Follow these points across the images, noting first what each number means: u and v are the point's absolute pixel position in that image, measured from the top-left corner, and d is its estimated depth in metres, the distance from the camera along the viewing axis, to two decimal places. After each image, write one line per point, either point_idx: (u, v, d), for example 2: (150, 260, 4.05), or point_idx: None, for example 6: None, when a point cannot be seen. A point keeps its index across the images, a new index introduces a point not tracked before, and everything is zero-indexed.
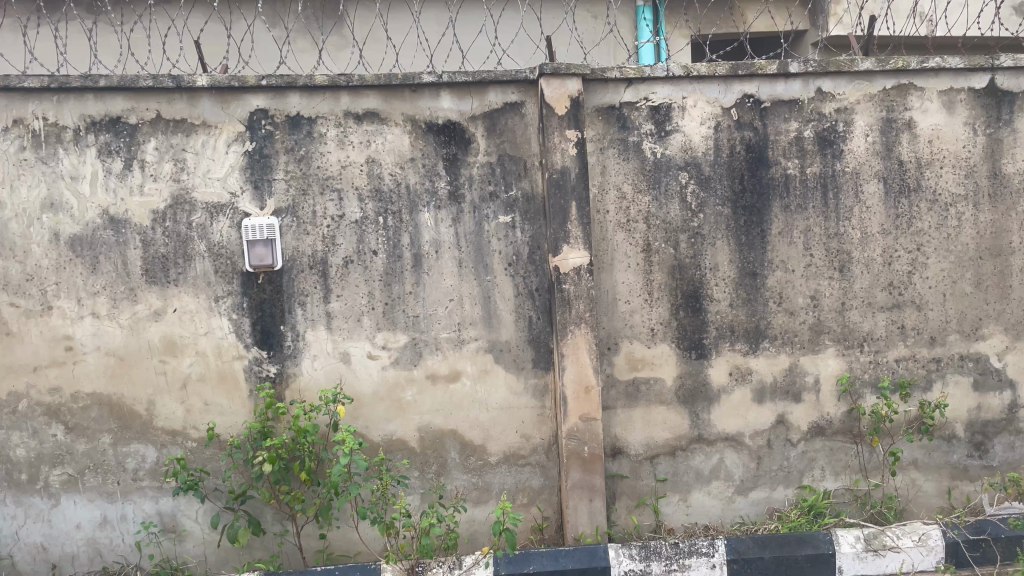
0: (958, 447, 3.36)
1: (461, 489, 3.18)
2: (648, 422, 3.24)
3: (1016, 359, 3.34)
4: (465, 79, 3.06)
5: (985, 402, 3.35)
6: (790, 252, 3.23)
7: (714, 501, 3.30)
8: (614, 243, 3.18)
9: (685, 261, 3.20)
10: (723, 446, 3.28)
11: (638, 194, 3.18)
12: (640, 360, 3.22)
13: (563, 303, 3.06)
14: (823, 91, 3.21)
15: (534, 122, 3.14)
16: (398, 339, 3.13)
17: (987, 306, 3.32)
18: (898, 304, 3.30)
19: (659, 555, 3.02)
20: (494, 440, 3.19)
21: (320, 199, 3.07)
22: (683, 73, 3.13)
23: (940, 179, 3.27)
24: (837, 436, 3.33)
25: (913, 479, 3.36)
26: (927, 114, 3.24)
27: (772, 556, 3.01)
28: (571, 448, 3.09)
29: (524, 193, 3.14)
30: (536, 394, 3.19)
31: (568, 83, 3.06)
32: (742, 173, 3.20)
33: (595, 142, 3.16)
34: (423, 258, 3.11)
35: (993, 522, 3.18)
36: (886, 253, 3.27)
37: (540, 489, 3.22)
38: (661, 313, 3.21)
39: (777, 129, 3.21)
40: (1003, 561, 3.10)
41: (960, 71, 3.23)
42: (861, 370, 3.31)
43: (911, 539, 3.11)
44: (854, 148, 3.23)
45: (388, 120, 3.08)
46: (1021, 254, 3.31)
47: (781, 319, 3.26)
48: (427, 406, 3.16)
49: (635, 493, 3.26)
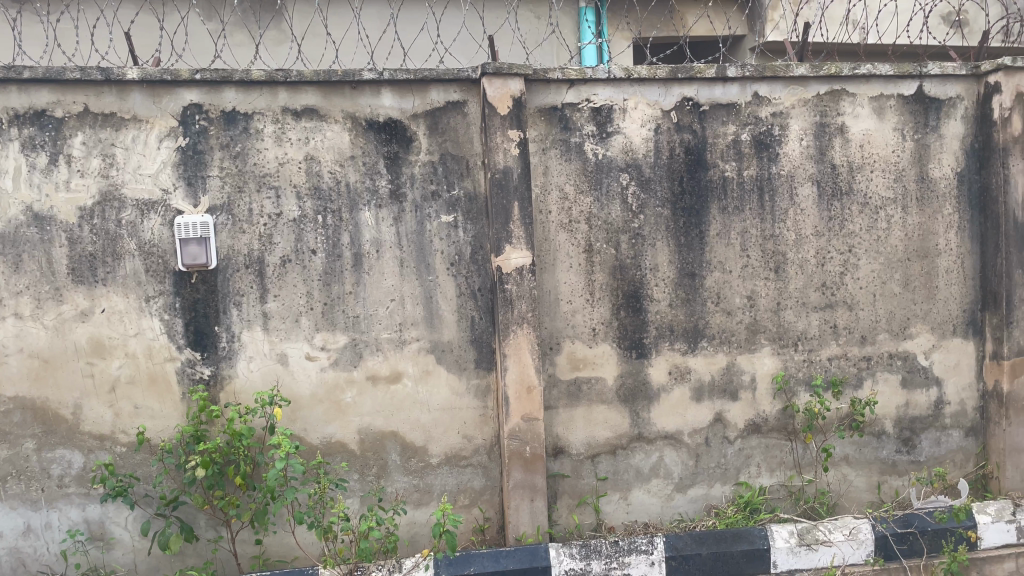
0: (887, 442, 3.46)
1: (402, 491, 3.14)
2: (589, 421, 3.26)
3: (941, 357, 3.46)
4: (406, 76, 3.03)
5: (913, 399, 3.46)
6: (728, 253, 3.29)
7: (654, 499, 3.33)
8: (556, 243, 3.19)
9: (626, 262, 3.23)
10: (662, 444, 3.32)
11: (580, 195, 3.20)
12: (582, 360, 3.23)
13: (506, 303, 3.05)
14: (760, 95, 3.28)
15: (477, 121, 3.12)
16: (338, 339, 3.08)
17: (915, 306, 3.43)
18: (831, 304, 3.38)
19: (599, 553, 3.05)
20: (435, 441, 3.16)
21: (256, 197, 3.00)
22: (624, 75, 3.15)
23: (871, 182, 3.37)
24: (772, 433, 3.40)
25: (844, 474, 3.45)
26: (858, 119, 3.34)
27: (709, 552, 3.10)
28: (513, 448, 3.08)
29: (466, 193, 3.13)
30: (478, 394, 3.18)
31: (511, 82, 3.05)
32: (681, 174, 3.24)
33: (538, 143, 3.16)
34: (363, 258, 3.07)
35: (920, 514, 3.30)
36: (820, 255, 3.36)
37: (481, 490, 3.20)
38: (602, 313, 3.23)
39: (715, 132, 3.26)
40: (929, 552, 3.26)
41: (889, 78, 3.33)
42: (795, 369, 3.38)
43: (842, 533, 3.22)
44: (789, 151, 3.31)
45: (328, 116, 3.03)
46: (946, 256, 3.44)
47: (718, 319, 3.31)
48: (367, 407, 3.11)
49: (576, 493, 3.27)
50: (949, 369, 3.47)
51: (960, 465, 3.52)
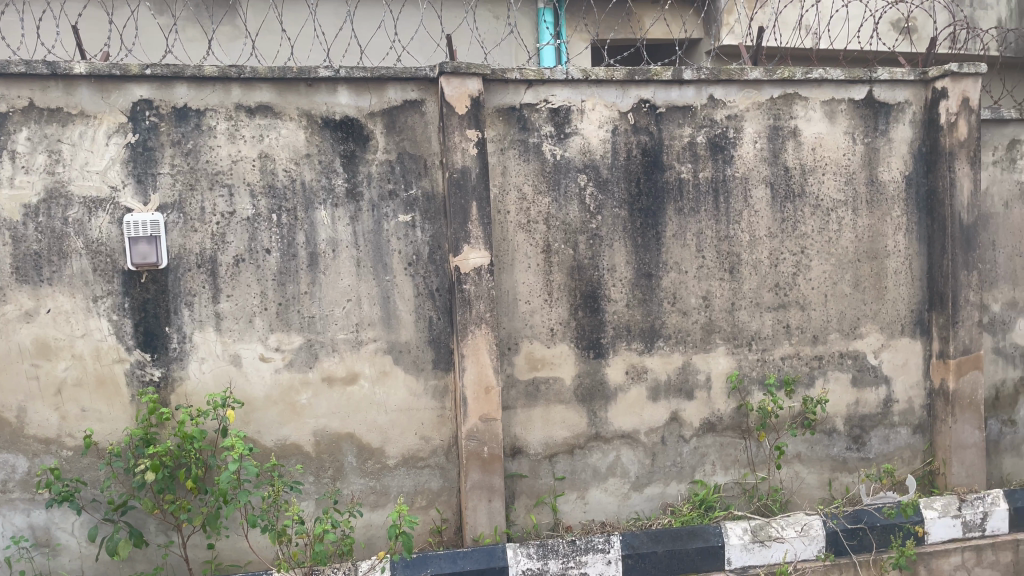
0: (838, 440, 3.53)
1: (358, 493, 3.11)
2: (547, 421, 3.26)
3: (890, 356, 3.55)
4: (363, 74, 3.00)
5: (862, 397, 3.54)
6: (683, 254, 3.33)
7: (611, 498, 3.34)
8: (514, 243, 3.19)
9: (583, 262, 3.25)
10: (620, 443, 3.34)
11: (538, 196, 3.20)
12: (540, 360, 3.24)
13: (464, 303, 3.04)
14: (715, 98, 3.32)
15: (434, 121, 3.10)
16: (293, 340, 3.04)
17: (865, 306, 3.51)
18: (784, 304, 3.44)
19: (556, 553, 3.06)
20: (393, 442, 3.14)
21: (209, 195, 2.95)
22: (582, 77, 3.16)
23: (823, 185, 3.43)
24: (727, 432, 3.44)
25: (797, 471, 3.50)
26: (811, 123, 3.40)
27: (665, 550, 3.13)
28: (470, 448, 3.08)
29: (424, 192, 3.11)
30: (436, 395, 3.17)
31: (469, 82, 3.04)
32: (638, 176, 3.27)
33: (496, 143, 3.15)
34: (319, 258, 3.04)
35: (869, 510, 3.38)
36: (773, 256, 3.41)
37: (439, 491, 3.18)
38: (560, 313, 3.24)
39: (672, 134, 3.29)
40: (878, 548, 3.33)
41: (840, 83, 3.40)
42: (749, 368, 3.43)
43: (794, 530, 3.28)
44: (744, 154, 3.35)
45: (282, 114, 2.99)
46: (895, 257, 3.52)
47: (674, 319, 3.34)
48: (323, 409, 3.07)
49: (534, 492, 3.27)
50: (897, 368, 3.56)
51: (908, 461, 3.61)
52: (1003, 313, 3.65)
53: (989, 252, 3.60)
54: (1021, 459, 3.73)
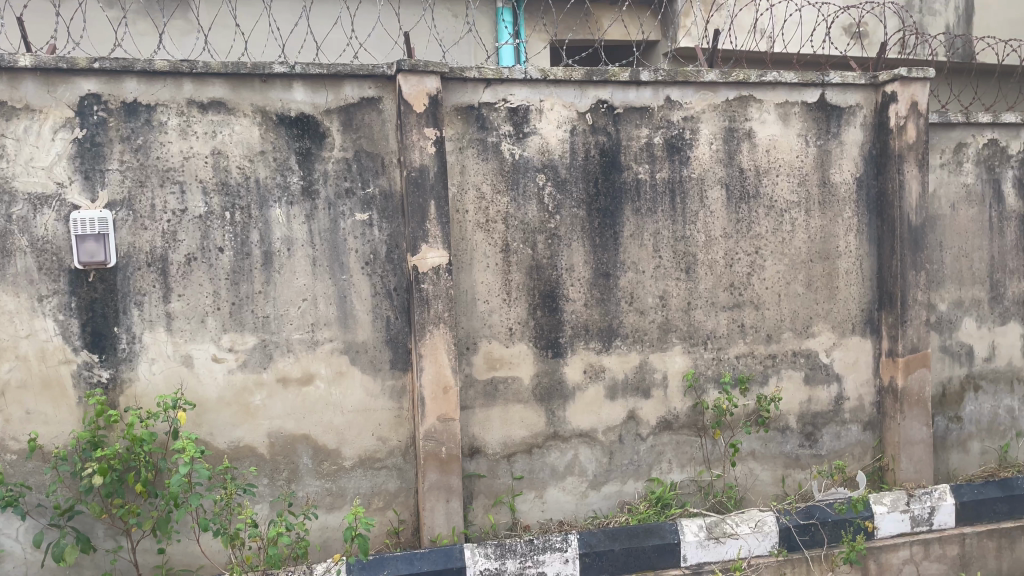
0: (791, 437, 3.59)
1: (314, 495, 3.07)
2: (505, 421, 3.26)
3: (842, 354, 3.62)
4: (318, 71, 2.96)
5: (815, 394, 3.60)
6: (641, 254, 3.35)
7: (569, 497, 3.35)
8: (472, 242, 3.18)
9: (541, 262, 3.25)
10: (578, 442, 3.35)
11: (496, 195, 3.19)
12: (498, 359, 3.23)
13: (421, 303, 3.02)
14: (672, 99, 3.35)
15: (392, 118, 3.08)
16: (247, 340, 2.99)
17: (817, 306, 3.57)
18: (738, 303, 3.49)
19: (514, 553, 3.06)
20: (349, 443, 3.10)
21: (159, 192, 2.88)
22: (540, 76, 3.16)
23: (776, 186, 3.49)
24: (683, 430, 3.48)
25: (751, 468, 3.55)
26: (765, 125, 3.45)
27: (621, 548, 3.16)
28: (428, 449, 3.06)
29: (381, 191, 3.08)
30: (393, 395, 3.14)
31: (427, 80, 3.02)
32: (596, 176, 3.29)
33: (454, 142, 3.14)
34: (274, 256, 2.99)
35: (821, 506, 3.44)
36: (728, 256, 3.46)
37: (396, 492, 3.16)
38: (518, 313, 3.23)
39: (630, 135, 3.31)
40: (829, 543, 3.39)
41: (794, 86, 3.46)
42: (705, 367, 3.47)
43: (749, 526, 3.32)
44: (700, 155, 3.39)
45: (236, 110, 2.94)
46: (846, 258, 3.59)
47: (632, 319, 3.37)
48: (278, 410, 3.03)
49: (492, 492, 3.26)
50: (849, 366, 3.63)
51: (858, 457, 3.68)
52: (949, 312, 3.74)
53: (937, 253, 3.70)
54: (966, 454, 3.83)
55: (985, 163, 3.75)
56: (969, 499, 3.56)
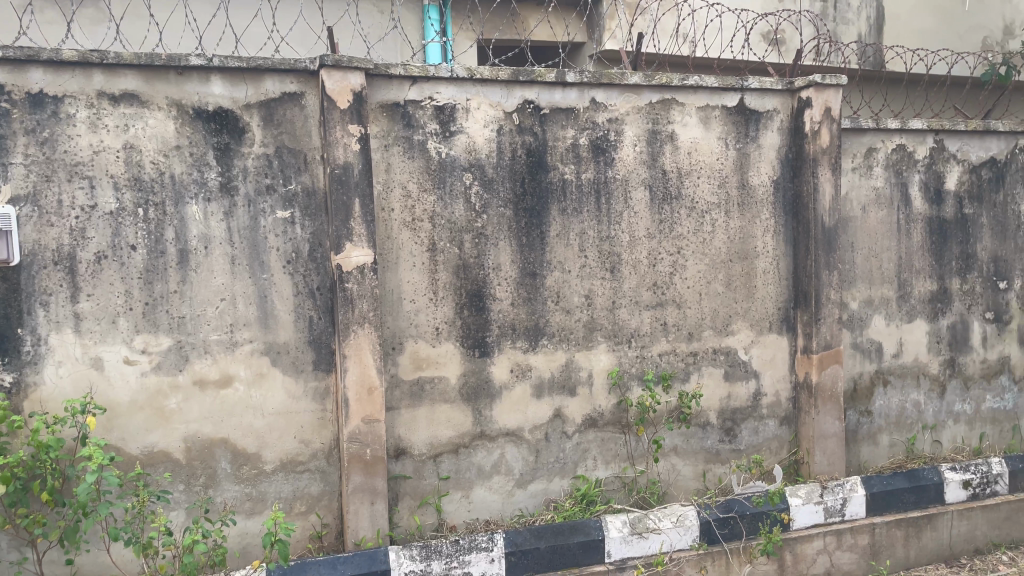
0: (712, 432, 3.67)
1: (232, 501, 2.98)
2: (431, 421, 3.23)
3: (760, 351, 3.73)
4: (237, 64, 2.87)
5: (734, 391, 3.70)
6: (566, 254, 3.38)
7: (495, 496, 3.35)
8: (398, 241, 3.14)
9: (468, 261, 3.24)
10: (504, 441, 3.35)
11: (422, 194, 3.17)
12: (424, 359, 3.20)
13: (345, 303, 2.97)
14: (596, 101, 3.39)
15: (315, 114, 3.02)
16: (161, 342, 2.88)
17: (736, 304, 3.67)
18: (661, 302, 3.55)
19: (439, 554, 3.05)
20: (270, 447, 3.03)
21: (67, 187, 2.75)
22: (467, 75, 3.15)
23: (698, 187, 3.56)
24: (607, 427, 3.52)
25: (673, 464, 3.62)
26: (687, 128, 3.52)
27: (547, 546, 3.18)
28: (352, 451, 3.01)
29: (303, 188, 3.02)
30: (316, 397, 3.08)
31: (351, 76, 2.97)
32: (522, 176, 3.29)
33: (380, 139, 3.10)
34: (190, 255, 2.89)
35: (740, 500, 3.54)
36: (651, 256, 3.52)
37: (319, 496, 3.10)
38: (445, 313, 3.21)
39: (556, 136, 3.33)
40: (747, 535, 3.49)
41: (714, 90, 3.54)
42: (629, 365, 3.53)
43: (670, 521, 3.39)
44: (624, 156, 3.44)
45: (150, 103, 2.83)
46: (764, 258, 3.70)
47: (558, 318, 3.39)
48: (194, 413, 2.93)
49: (418, 493, 3.23)
50: (766, 363, 3.74)
51: (775, 451, 3.80)
52: (860, 311, 3.90)
53: (849, 253, 3.85)
54: (876, 447, 4.00)
55: (893, 167, 3.92)
56: (878, 489, 3.72)
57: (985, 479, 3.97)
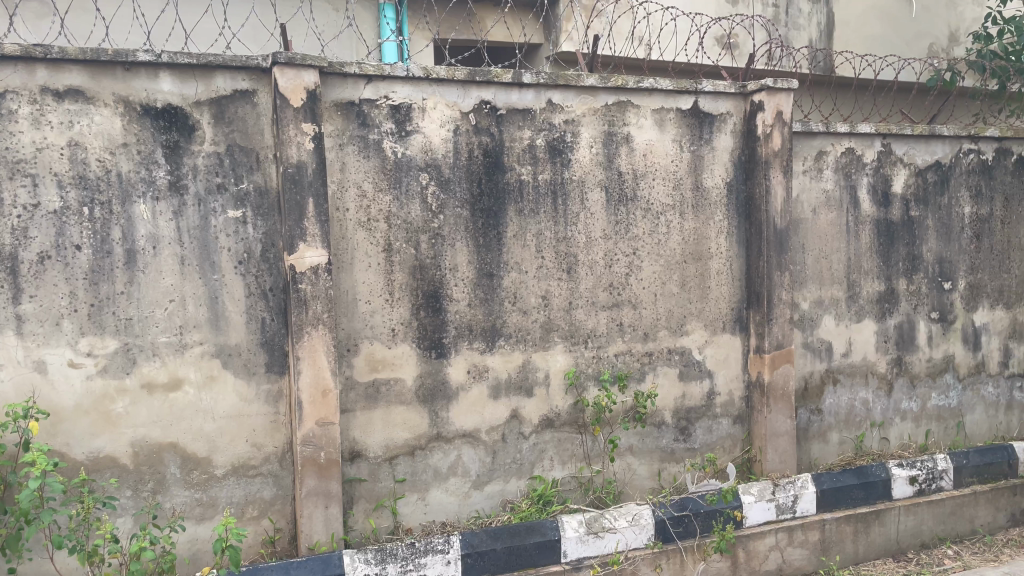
0: (667, 432, 3.71)
1: (181, 506, 2.92)
2: (387, 423, 3.20)
3: (714, 351, 3.77)
4: (187, 61, 2.82)
5: (688, 390, 3.74)
6: (523, 254, 3.38)
7: (452, 498, 3.33)
8: (353, 241, 3.11)
9: (425, 262, 3.22)
10: (460, 443, 3.33)
11: (378, 194, 3.14)
12: (380, 361, 3.17)
13: (299, 304, 2.93)
14: (553, 102, 3.40)
15: (267, 112, 2.97)
16: (107, 345, 2.81)
17: (691, 305, 3.71)
18: (617, 303, 3.58)
19: (394, 557, 3.03)
20: (221, 451, 2.97)
21: (8, 184, 2.67)
22: (423, 75, 3.14)
23: (653, 189, 3.60)
24: (564, 427, 3.53)
25: (629, 463, 3.65)
26: (642, 130, 3.55)
27: (503, 547, 3.18)
28: (306, 455, 2.96)
29: (256, 187, 2.97)
30: (269, 400, 3.03)
31: (304, 74, 2.93)
32: (479, 176, 3.29)
33: (334, 138, 3.06)
34: (138, 255, 2.83)
35: (694, 498, 3.59)
36: (607, 257, 3.54)
37: (272, 500, 3.05)
38: (401, 313, 3.19)
39: (512, 136, 3.33)
40: (701, 533, 3.53)
41: (669, 93, 3.58)
42: (585, 365, 3.54)
43: (626, 520, 3.42)
44: (581, 157, 3.46)
45: (96, 99, 2.75)
46: (718, 259, 3.75)
47: (515, 318, 3.39)
48: (142, 417, 2.86)
49: (373, 497, 3.20)
50: (720, 363, 3.79)
51: (728, 450, 3.85)
52: (811, 311, 3.98)
53: (800, 254, 3.92)
54: (826, 444, 4.08)
55: (843, 170, 4.00)
56: (828, 486, 3.80)
57: (931, 475, 4.07)
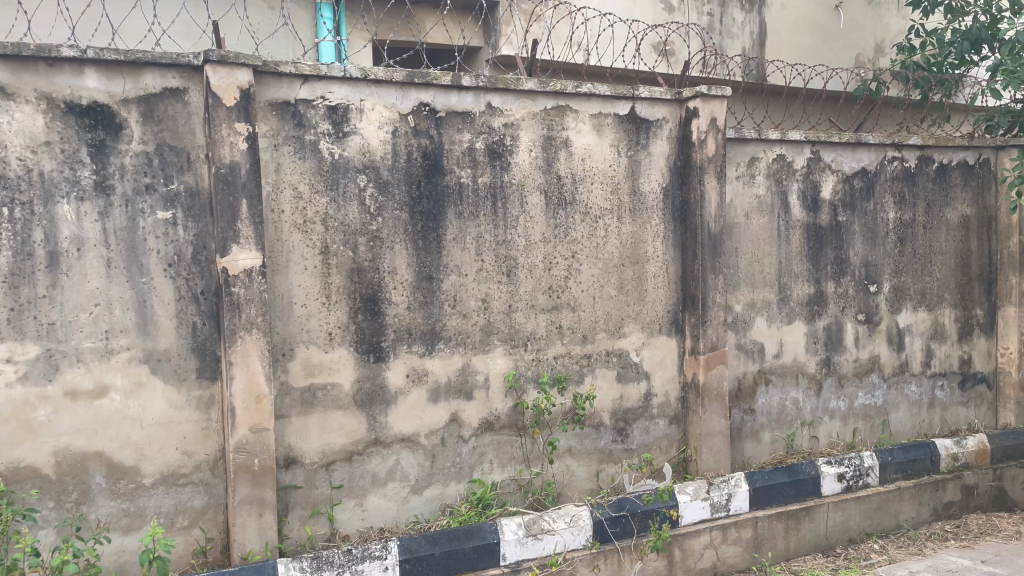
0: (605, 433, 3.75)
1: (107, 517, 2.82)
2: (324, 428, 3.15)
3: (651, 353, 3.83)
4: (115, 57, 2.73)
5: (626, 391, 3.78)
6: (463, 257, 3.37)
7: (389, 504, 3.29)
8: (289, 244, 3.05)
9: (363, 264, 3.18)
10: (399, 447, 3.30)
11: (315, 195, 3.09)
12: (316, 366, 3.12)
13: (232, 307, 2.87)
14: (492, 106, 3.40)
15: (199, 111, 2.90)
16: (27, 351, 2.69)
17: (628, 307, 3.76)
18: (556, 305, 3.60)
19: (330, 564, 2.98)
20: (149, 459, 2.88)
21: None
22: (360, 75, 3.10)
23: (591, 193, 3.64)
24: (504, 430, 3.53)
25: (568, 465, 3.67)
26: (581, 135, 3.59)
27: (442, 552, 3.16)
28: (238, 462, 2.90)
29: (186, 187, 2.90)
30: (200, 406, 2.95)
31: (237, 73, 2.87)
32: (418, 179, 3.27)
33: (269, 138, 3.00)
34: (61, 257, 2.72)
35: (631, 498, 3.63)
36: (547, 260, 3.56)
37: (203, 509, 2.97)
38: (338, 317, 3.14)
39: (452, 139, 3.32)
40: (638, 533, 3.58)
41: (607, 99, 3.62)
42: (525, 367, 3.55)
43: (564, 522, 3.44)
44: (520, 161, 3.47)
45: (16, 95, 2.65)
46: (654, 262, 3.81)
47: (454, 321, 3.38)
48: (66, 426, 2.75)
49: (309, 503, 3.14)
50: (657, 364, 3.85)
51: (665, 450, 3.91)
52: (744, 313, 4.07)
53: (734, 258, 4.01)
54: (759, 443, 4.18)
55: (774, 176, 4.11)
56: (760, 485, 3.90)
57: (858, 472, 4.21)
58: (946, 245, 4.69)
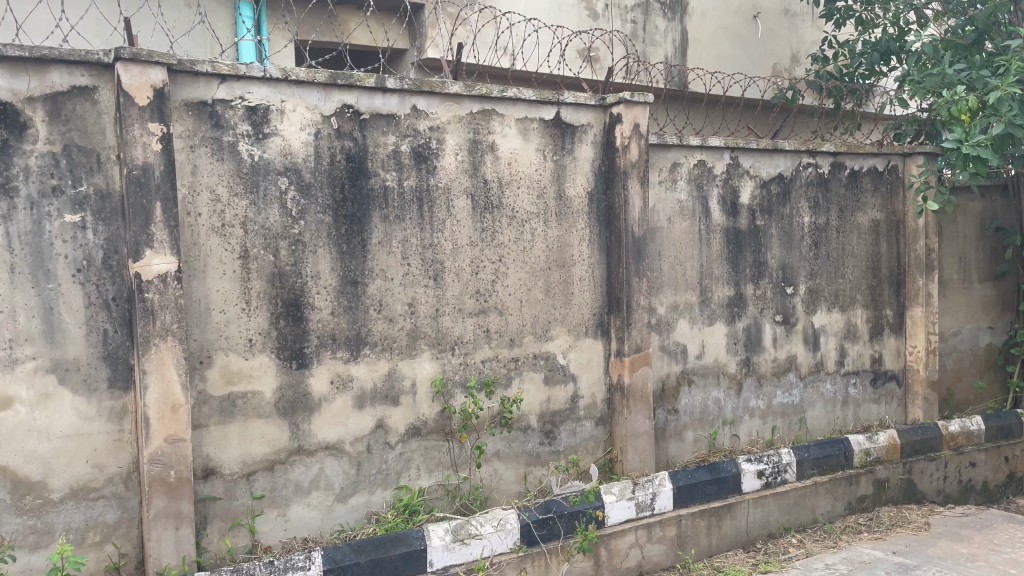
0: (533, 436, 3.76)
1: (11, 535, 2.68)
2: (244, 438, 3.07)
3: (577, 355, 3.87)
4: (19, 53, 2.60)
5: (553, 394, 3.81)
6: (389, 262, 3.34)
7: (313, 513, 3.23)
8: (206, 249, 2.97)
9: (285, 269, 3.12)
10: (323, 455, 3.23)
11: (233, 198, 3.01)
12: (235, 374, 3.04)
13: (145, 314, 2.76)
14: (417, 108, 3.38)
15: (110, 111, 2.79)
16: None
17: (555, 310, 3.79)
18: (483, 309, 3.60)
19: None
20: (57, 473, 2.75)
21: None
22: (280, 76, 3.04)
23: (517, 197, 3.65)
24: (431, 435, 3.50)
25: (496, 468, 3.67)
26: (507, 139, 3.60)
27: (367, 560, 3.12)
28: (153, 474, 2.79)
29: (96, 190, 2.78)
30: (112, 417, 2.84)
31: (151, 71, 2.77)
32: (342, 181, 3.22)
33: (184, 139, 2.91)
34: None
35: (558, 500, 3.66)
36: (474, 263, 3.56)
37: (116, 524, 2.85)
38: (259, 323, 3.07)
39: (376, 142, 3.28)
40: (565, 534, 3.60)
41: (533, 103, 3.65)
42: (452, 372, 3.54)
43: (491, 526, 3.44)
44: (445, 165, 3.45)
45: None
46: (579, 265, 3.85)
47: (380, 326, 3.34)
48: None
49: (229, 515, 3.05)
50: (583, 367, 3.89)
51: (591, 451, 3.95)
52: (667, 315, 4.15)
53: (657, 261, 4.09)
54: (683, 443, 4.26)
55: (695, 181, 4.21)
56: (683, 483, 3.98)
57: (776, 468, 4.34)
58: (857, 248, 4.89)
